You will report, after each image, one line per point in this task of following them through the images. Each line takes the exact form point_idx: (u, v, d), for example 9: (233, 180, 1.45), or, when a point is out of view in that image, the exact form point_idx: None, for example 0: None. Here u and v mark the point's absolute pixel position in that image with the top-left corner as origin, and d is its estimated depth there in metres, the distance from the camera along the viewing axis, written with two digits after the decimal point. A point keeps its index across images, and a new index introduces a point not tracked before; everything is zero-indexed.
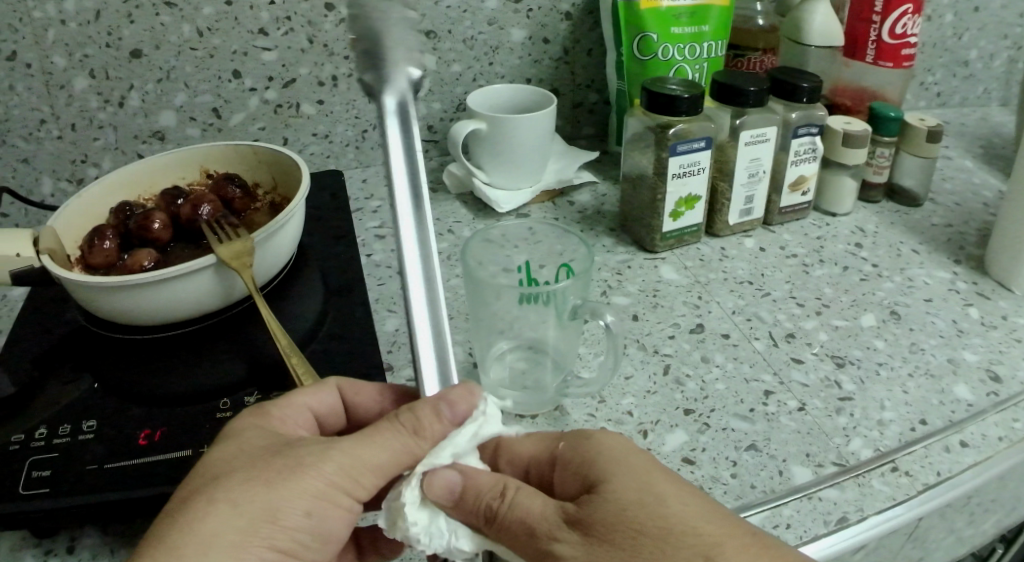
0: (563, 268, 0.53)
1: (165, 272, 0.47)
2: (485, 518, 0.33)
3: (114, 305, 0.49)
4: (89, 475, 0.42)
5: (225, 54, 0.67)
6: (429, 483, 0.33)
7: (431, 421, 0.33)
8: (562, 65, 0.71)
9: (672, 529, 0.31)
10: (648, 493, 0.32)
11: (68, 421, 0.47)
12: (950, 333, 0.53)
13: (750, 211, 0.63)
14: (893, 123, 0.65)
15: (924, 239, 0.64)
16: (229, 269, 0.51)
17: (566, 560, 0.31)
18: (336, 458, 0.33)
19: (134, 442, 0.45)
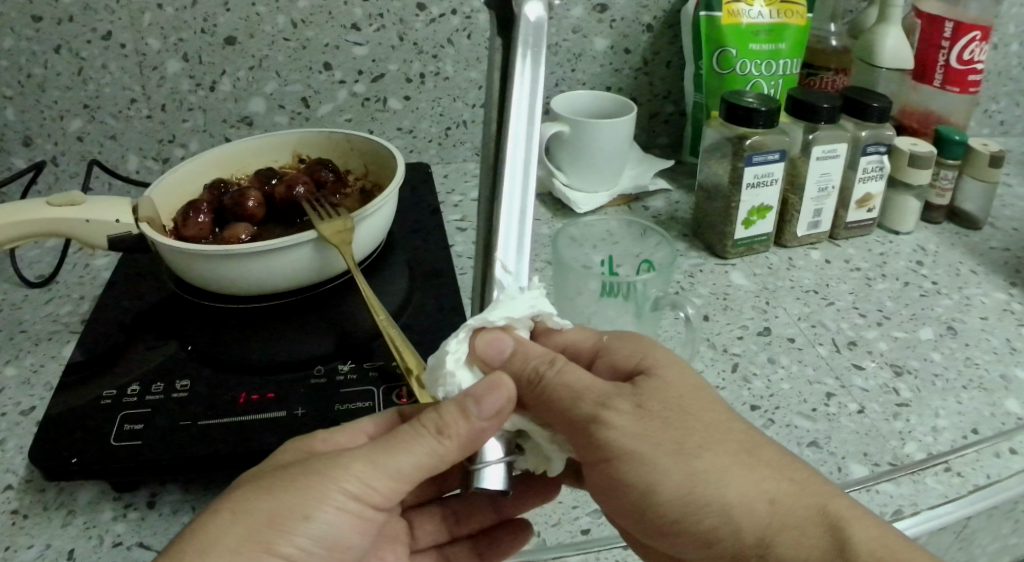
0: (643, 264, 0.57)
1: (265, 244, 0.50)
2: (529, 382, 0.37)
3: (212, 273, 0.52)
4: (185, 430, 0.44)
5: (317, 46, 0.70)
6: (479, 339, 0.37)
7: (455, 417, 0.34)
8: (641, 75, 0.73)
9: (712, 420, 0.37)
10: (694, 386, 0.38)
11: (158, 380, 0.49)
12: (1004, 350, 0.55)
13: (817, 225, 0.65)
14: (957, 146, 0.67)
15: (982, 261, 0.66)
16: (326, 244, 0.54)
17: (618, 427, 0.35)
18: (354, 467, 0.35)
19: (226, 402, 0.47)
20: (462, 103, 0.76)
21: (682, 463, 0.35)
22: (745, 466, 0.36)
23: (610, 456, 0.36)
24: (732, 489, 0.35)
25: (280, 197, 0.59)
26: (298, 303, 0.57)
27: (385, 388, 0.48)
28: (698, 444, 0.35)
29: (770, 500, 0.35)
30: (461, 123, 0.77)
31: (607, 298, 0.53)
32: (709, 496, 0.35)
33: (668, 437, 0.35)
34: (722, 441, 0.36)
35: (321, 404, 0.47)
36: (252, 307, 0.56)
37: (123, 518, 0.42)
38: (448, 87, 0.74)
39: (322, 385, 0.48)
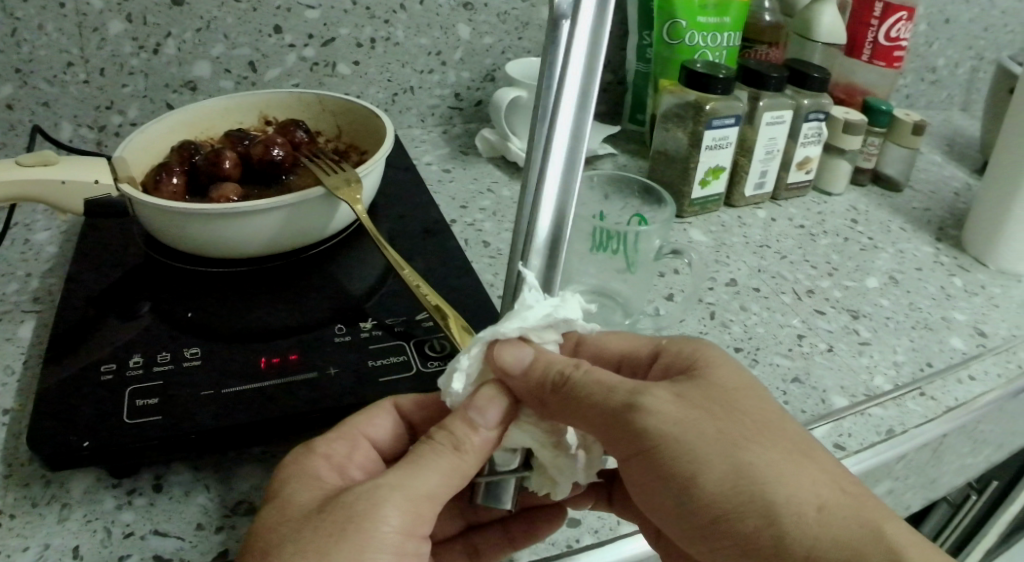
0: (636, 218, 0.59)
1: (275, 201, 0.51)
2: (559, 379, 0.37)
3: (213, 232, 0.52)
4: (208, 399, 0.43)
5: (268, 8, 0.68)
6: (495, 348, 0.38)
7: (467, 433, 0.36)
8: None
9: (761, 416, 0.36)
10: (742, 384, 0.37)
11: (165, 350, 0.48)
12: (940, 296, 0.64)
13: (762, 185, 0.69)
14: (885, 115, 0.73)
15: (908, 218, 0.73)
16: (336, 199, 0.55)
17: (656, 412, 0.35)
18: (390, 503, 0.34)
19: (240, 367, 0.47)
20: (410, 69, 0.74)
21: (724, 456, 0.34)
22: (799, 461, 0.34)
23: (646, 447, 0.35)
24: (777, 490, 0.33)
25: (256, 157, 0.60)
26: (294, 264, 0.58)
27: (414, 342, 0.49)
28: (742, 436, 0.34)
29: (819, 506, 0.33)
30: (408, 89, 0.75)
31: (598, 252, 0.57)
32: (751, 495, 0.33)
33: (709, 427, 0.34)
34: (771, 438, 0.35)
35: (354, 362, 0.48)
36: (245, 270, 0.57)
37: (128, 505, 0.41)
38: (398, 53, 0.73)
39: (348, 343, 0.49)
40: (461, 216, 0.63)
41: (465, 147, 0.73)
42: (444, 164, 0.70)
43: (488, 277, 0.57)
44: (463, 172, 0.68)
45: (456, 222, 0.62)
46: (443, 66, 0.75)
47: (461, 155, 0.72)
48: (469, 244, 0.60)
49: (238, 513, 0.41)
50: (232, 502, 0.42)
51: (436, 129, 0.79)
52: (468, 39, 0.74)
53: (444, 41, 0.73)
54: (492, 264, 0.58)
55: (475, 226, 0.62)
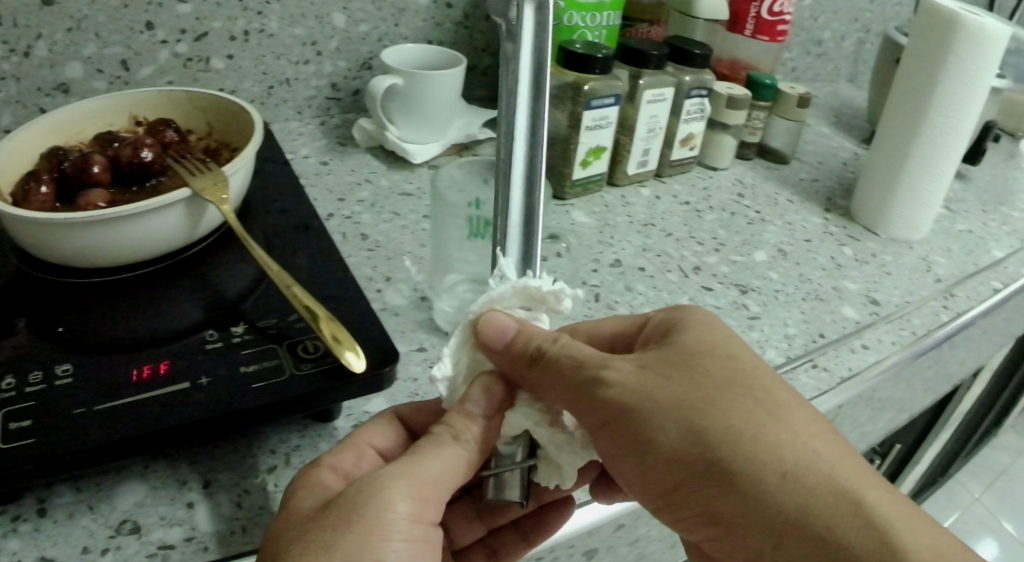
0: None
1: (136, 206, 0.47)
2: (535, 355, 0.39)
3: (77, 241, 0.48)
4: (83, 417, 0.40)
5: (139, 4, 0.65)
6: (484, 323, 0.41)
7: (463, 423, 0.39)
8: (462, 29, 0.77)
9: (731, 381, 0.37)
10: (722, 349, 0.38)
11: (36, 367, 0.43)
12: (831, 267, 0.65)
13: (646, 163, 0.70)
14: (769, 89, 0.74)
15: (795, 191, 0.75)
16: (202, 201, 0.51)
17: (617, 386, 0.37)
18: (401, 491, 0.36)
19: (115, 381, 0.43)
20: (285, 60, 0.73)
21: (682, 424, 0.36)
22: (762, 422, 0.36)
23: (609, 416, 0.37)
24: (745, 457, 0.35)
25: (125, 161, 0.55)
26: (169, 267, 0.54)
27: (287, 344, 0.45)
28: (704, 405, 0.36)
29: (782, 474, 0.35)
30: (284, 81, 0.74)
31: (474, 239, 0.56)
32: (715, 462, 0.35)
33: (669, 395, 0.36)
34: (739, 403, 0.36)
35: (225, 369, 0.44)
36: (117, 277, 0.52)
37: (13, 533, 0.39)
38: (273, 45, 0.71)
39: (219, 350, 0.45)
40: (338, 209, 0.62)
41: (342, 137, 0.72)
42: (322, 156, 0.68)
43: (366, 271, 0.56)
44: (340, 164, 0.67)
45: (333, 217, 0.61)
46: (319, 56, 0.74)
47: (338, 147, 0.71)
48: (346, 239, 0.58)
49: (121, 533, 0.39)
50: (115, 522, 0.40)
51: (314, 120, 0.78)
52: (344, 28, 0.72)
53: (320, 30, 0.72)
54: (370, 258, 0.57)
55: (353, 219, 0.61)
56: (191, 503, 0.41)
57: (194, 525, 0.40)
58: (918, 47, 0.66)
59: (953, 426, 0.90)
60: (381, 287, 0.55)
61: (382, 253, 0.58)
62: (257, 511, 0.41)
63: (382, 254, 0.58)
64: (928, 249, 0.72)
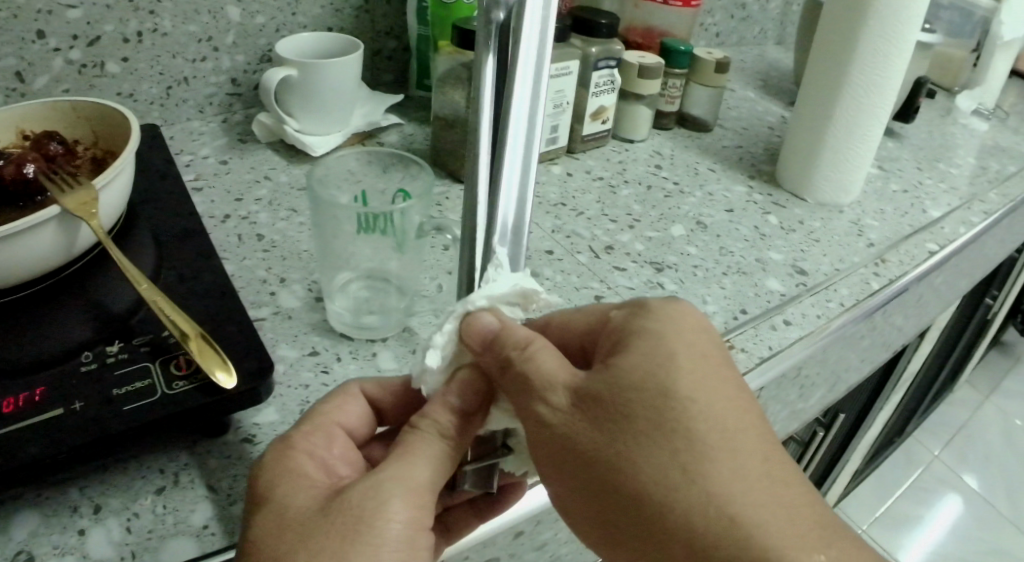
0: (400, 194, 0.56)
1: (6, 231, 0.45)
2: (501, 364, 0.37)
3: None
4: None
5: (29, 14, 0.62)
6: (466, 320, 0.38)
7: (452, 419, 0.38)
8: (363, 13, 0.75)
9: (660, 427, 0.33)
10: (679, 374, 0.34)
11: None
12: (755, 237, 0.64)
13: (555, 140, 0.68)
14: (683, 56, 0.72)
15: (717, 158, 0.73)
16: (74, 218, 0.50)
17: (547, 422, 0.35)
18: (396, 498, 0.36)
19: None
20: (181, 59, 0.70)
21: (602, 470, 0.34)
22: (706, 461, 0.33)
23: (541, 450, 0.36)
24: (659, 512, 0.33)
25: (9, 178, 0.54)
26: (52, 288, 0.51)
27: (161, 361, 0.45)
28: (624, 451, 0.33)
29: (693, 541, 0.32)
30: (182, 80, 0.71)
31: (365, 235, 0.52)
32: (631, 510, 0.34)
33: (592, 441, 0.34)
34: (661, 454, 0.33)
35: (97, 394, 0.42)
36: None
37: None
38: (166, 44, 0.69)
39: (92, 373, 0.44)
40: (235, 210, 0.60)
41: (244, 133, 0.71)
42: (221, 155, 0.66)
43: (261, 273, 0.55)
44: (240, 162, 0.66)
45: (229, 218, 0.59)
46: (215, 52, 0.71)
47: (238, 143, 0.69)
48: (242, 240, 0.57)
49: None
50: (9, 554, 0.38)
51: (217, 118, 0.75)
52: (239, 21, 0.70)
53: (215, 25, 0.69)
54: (265, 259, 0.56)
55: (250, 219, 0.60)
56: (83, 530, 0.39)
57: (86, 553, 0.38)
58: (840, 6, 0.63)
59: (899, 386, 0.90)
60: (275, 290, 0.54)
61: (278, 252, 0.57)
62: (148, 533, 0.39)
63: (278, 254, 0.57)
64: (859, 212, 0.70)
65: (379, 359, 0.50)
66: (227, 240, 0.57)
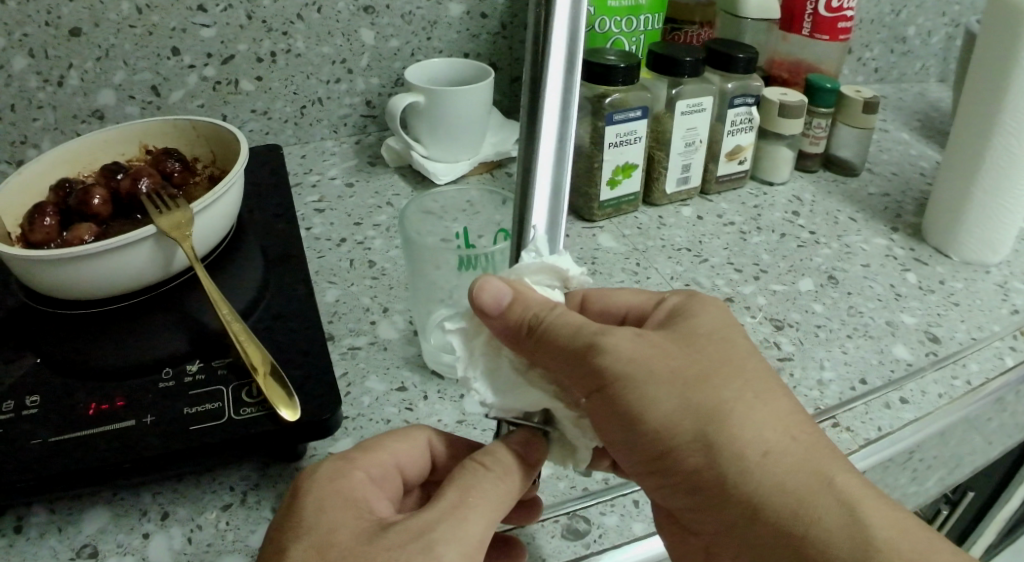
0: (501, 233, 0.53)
1: (101, 245, 0.49)
2: (528, 327, 0.37)
3: (57, 279, 0.51)
4: (37, 450, 0.43)
5: (164, 31, 0.66)
6: (478, 289, 0.37)
7: (510, 464, 0.36)
8: (501, 39, 0.73)
9: (725, 357, 0.36)
10: (728, 336, 0.38)
11: (10, 397, 0.48)
12: (888, 296, 0.59)
13: (687, 180, 0.64)
14: (829, 94, 0.67)
15: (861, 208, 0.68)
16: (169, 240, 0.52)
17: (618, 356, 0.35)
18: (444, 549, 0.32)
19: (78, 413, 0.46)
20: (316, 80, 0.71)
21: (681, 394, 0.35)
22: (755, 404, 0.35)
23: (603, 386, 0.35)
24: (733, 429, 0.34)
25: (125, 191, 0.58)
26: (147, 302, 0.56)
27: (234, 386, 0.47)
28: (696, 378, 0.35)
29: (761, 450, 0.34)
30: (316, 100, 0.73)
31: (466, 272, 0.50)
32: (704, 432, 0.34)
33: (666, 366, 0.35)
34: (728, 379, 0.35)
35: (171, 409, 0.46)
36: (101, 310, 0.56)
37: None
38: (300, 64, 0.70)
39: (170, 389, 0.48)
40: (352, 234, 0.60)
41: (374, 157, 0.70)
42: (348, 176, 0.67)
43: (366, 301, 0.54)
44: (365, 185, 0.65)
45: (346, 242, 0.59)
46: (350, 74, 0.72)
47: (368, 167, 0.68)
48: (353, 265, 0.57)
49: (79, 558, 0.42)
50: (78, 545, 0.43)
51: (350, 138, 0.76)
52: (374, 44, 0.70)
53: (349, 48, 0.70)
54: (372, 287, 0.55)
55: (365, 245, 0.59)
56: (147, 533, 0.43)
57: (145, 555, 0.42)
58: (987, 43, 0.57)
59: None
60: (376, 319, 0.53)
61: (386, 282, 0.56)
62: (206, 546, 0.43)
63: (385, 284, 0.56)
64: (1008, 273, 0.63)
65: (465, 402, 0.48)
66: (339, 264, 0.57)
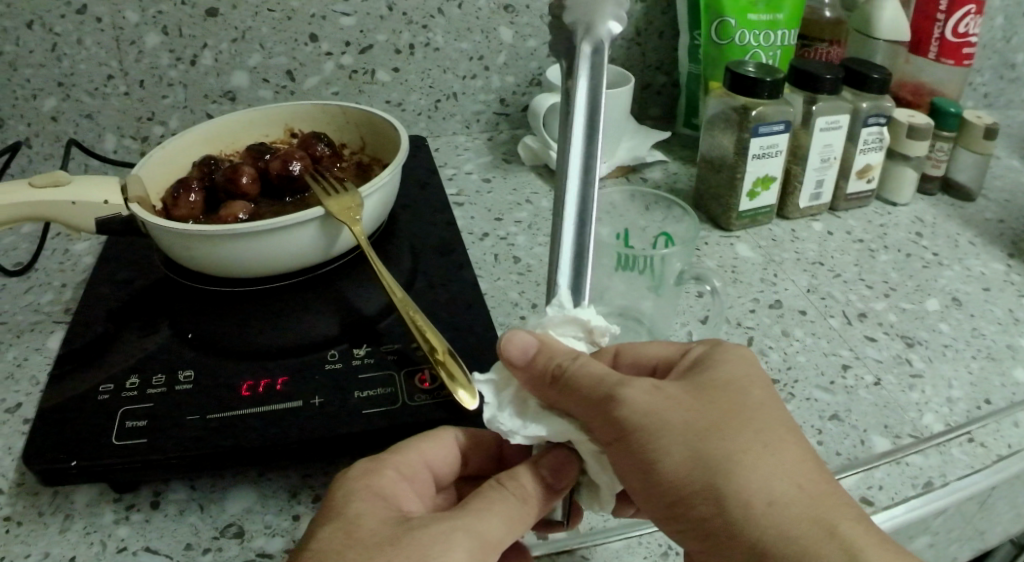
0: (661, 237, 0.56)
1: (275, 222, 0.49)
2: (551, 377, 0.36)
3: (223, 256, 0.51)
4: (195, 426, 0.44)
5: (303, 17, 0.67)
6: (508, 342, 0.37)
7: (534, 483, 0.36)
8: (635, 45, 0.73)
9: (742, 410, 0.35)
10: (748, 390, 0.37)
11: (160, 372, 0.49)
12: (1008, 321, 0.57)
13: (819, 196, 0.65)
14: (954, 118, 0.68)
15: (979, 232, 0.68)
16: (336, 221, 0.53)
17: (638, 407, 0.34)
18: (462, 538, 0.33)
19: (239, 392, 0.47)
20: (452, 74, 0.73)
21: (694, 445, 0.33)
22: (767, 457, 0.34)
23: (621, 436, 0.34)
24: (745, 483, 0.33)
25: (275, 172, 0.58)
26: (296, 285, 0.57)
27: (406, 372, 0.47)
28: (711, 431, 0.34)
29: (768, 501, 0.33)
30: (451, 95, 0.74)
31: (622, 272, 0.51)
32: (714, 482, 0.33)
33: (680, 420, 0.34)
34: (744, 431, 0.34)
35: (340, 392, 0.46)
36: (246, 290, 0.56)
37: (125, 520, 0.44)
38: (438, 58, 0.71)
39: (338, 371, 0.48)
40: (495, 229, 0.61)
41: (507, 154, 0.72)
42: (485, 172, 0.69)
43: (513, 295, 0.55)
44: (503, 182, 0.67)
45: (489, 237, 0.61)
46: (486, 71, 0.73)
47: (502, 163, 0.71)
48: (498, 260, 0.58)
49: (225, 536, 0.43)
50: (221, 525, 0.43)
51: (482, 135, 0.77)
52: (511, 42, 0.71)
53: (486, 45, 0.71)
54: (519, 282, 0.56)
55: (508, 240, 0.60)
56: (296, 516, 0.44)
57: (295, 537, 0.43)
58: None
59: None
60: (525, 314, 0.53)
61: (532, 278, 0.56)
62: None
63: (531, 280, 0.56)
64: None
65: None
66: (484, 258, 0.58)
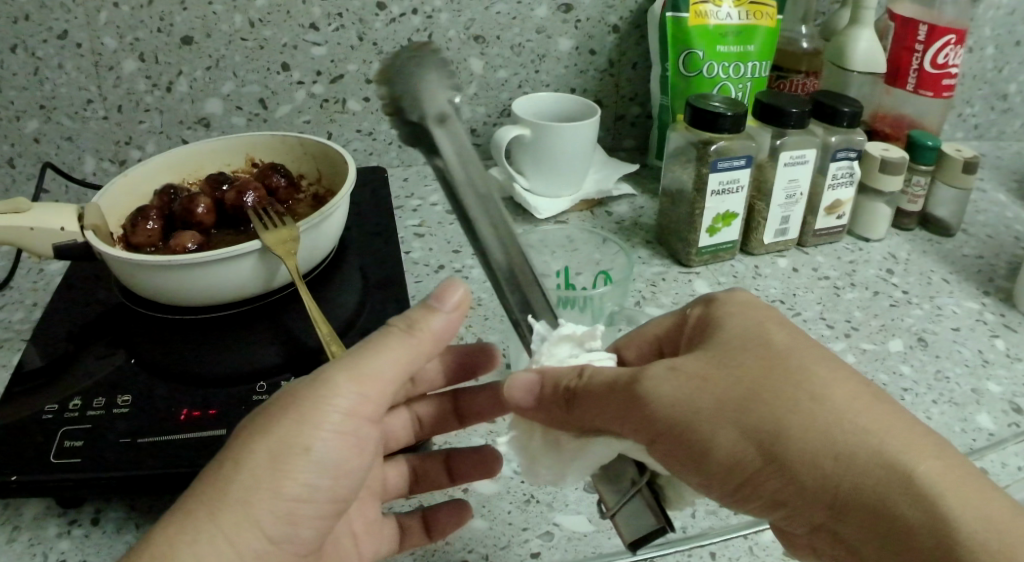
0: (602, 275, 0.55)
1: (210, 255, 0.50)
2: (566, 400, 0.35)
3: (163, 285, 0.52)
4: (125, 448, 0.45)
5: (275, 46, 0.68)
6: (509, 388, 0.36)
7: (424, 317, 0.38)
8: (608, 76, 0.74)
9: (770, 368, 0.33)
10: (764, 341, 0.35)
11: (101, 395, 0.50)
12: (975, 362, 0.55)
13: (785, 232, 0.65)
14: (931, 152, 0.66)
15: (955, 268, 0.66)
16: (274, 255, 0.54)
17: (667, 395, 0.33)
18: (342, 385, 0.36)
19: (170, 418, 0.47)
20: None
21: (737, 420, 0.32)
22: (813, 407, 0.32)
23: (658, 432, 0.33)
24: (796, 444, 0.31)
25: (230, 203, 0.59)
26: (244, 313, 0.58)
27: None
28: (747, 400, 0.32)
29: (831, 453, 0.31)
30: None
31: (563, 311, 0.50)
32: (771, 452, 0.31)
33: (713, 399, 0.32)
34: (780, 389, 0.32)
35: None
36: (196, 317, 0.57)
37: (67, 535, 0.44)
38: None
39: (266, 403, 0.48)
40: (451, 262, 0.62)
41: None
42: (450, 204, 0.70)
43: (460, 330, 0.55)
44: None
45: (444, 269, 0.61)
46: (457, 101, 0.73)
47: (470, 194, 0.72)
48: None
49: None
50: None
51: None
52: (482, 73, 0.72)
53: (457, 75, 0.71)
54: (468, 316, 0.56)
55: (463, 273, 0.61)
56: None
57: None
58: None
59: None
60: None
61: (481, 312, 0.57)
62: None
63: (480, 314, 0.57)
64: None
65: None
66: None
